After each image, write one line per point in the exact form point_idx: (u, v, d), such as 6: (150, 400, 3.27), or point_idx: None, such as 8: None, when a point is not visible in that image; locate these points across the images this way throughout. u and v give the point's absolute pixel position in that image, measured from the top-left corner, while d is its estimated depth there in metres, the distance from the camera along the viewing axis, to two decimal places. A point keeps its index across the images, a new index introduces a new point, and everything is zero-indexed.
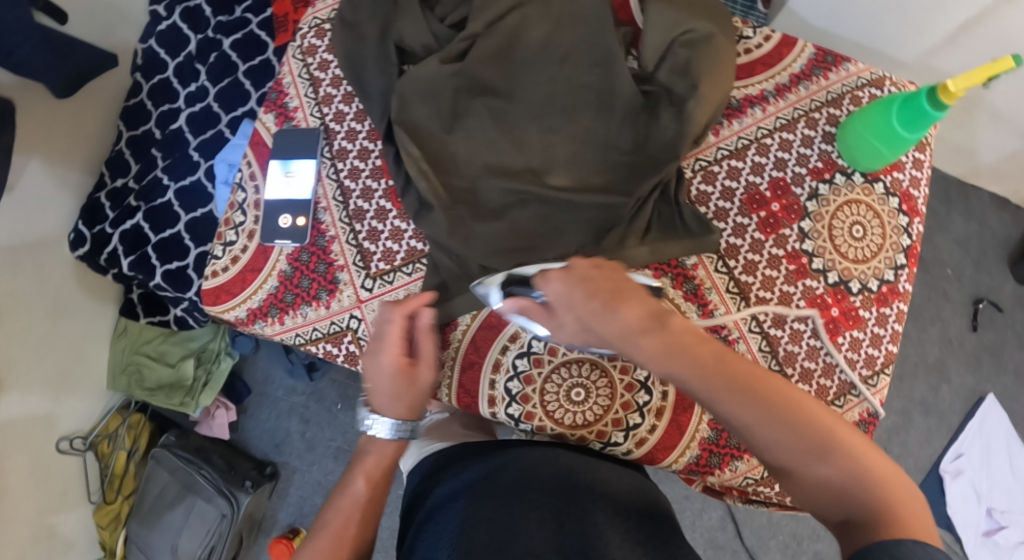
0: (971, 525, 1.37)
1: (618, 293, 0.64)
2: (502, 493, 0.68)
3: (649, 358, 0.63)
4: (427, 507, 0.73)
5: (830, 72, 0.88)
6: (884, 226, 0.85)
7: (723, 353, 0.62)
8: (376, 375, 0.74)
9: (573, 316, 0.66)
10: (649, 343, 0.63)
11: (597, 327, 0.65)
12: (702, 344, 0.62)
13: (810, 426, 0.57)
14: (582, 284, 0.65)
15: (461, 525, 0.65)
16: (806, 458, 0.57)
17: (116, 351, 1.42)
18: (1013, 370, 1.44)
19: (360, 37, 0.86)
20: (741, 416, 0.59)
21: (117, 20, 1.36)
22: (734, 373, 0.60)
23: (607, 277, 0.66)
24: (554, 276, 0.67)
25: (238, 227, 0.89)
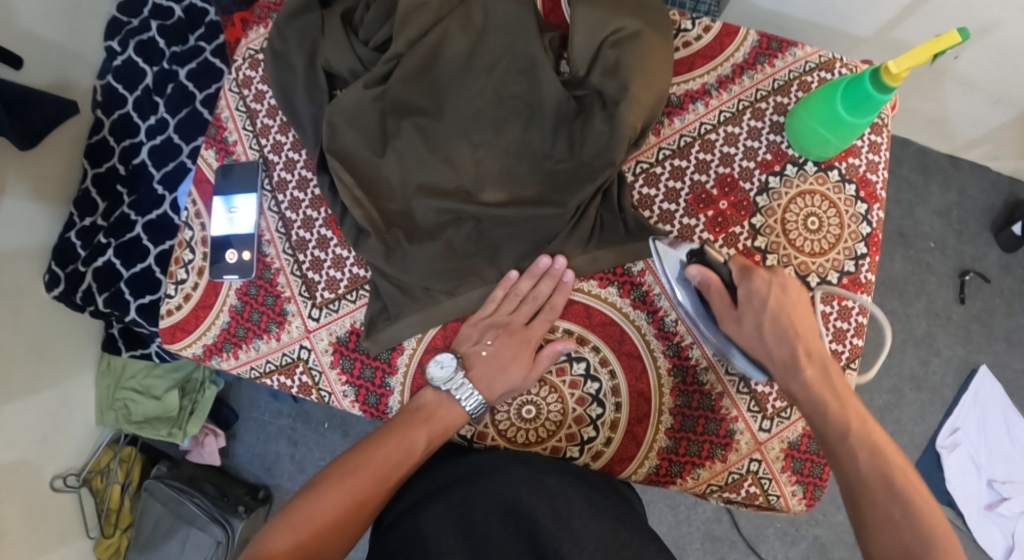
0: (972, 498, 1.35)
1: (800, 321, 0.71)
2: (482, 496, 0.69)
3: (805, 389, 0.68)
4: (398, 504, 0.74)
5: (775, 59, 0.86)
6: (841, 216, 0.83)
7: (869, 419, 0.67)
8: (500, 345, 0.76)
9: (754, 320, 0.71)
10: (807, 380, 0.69)
11: (769, 344, 0.70)
12: (854, 401, 0.68)
13: (927, 515, 0.61)
14: (773, 296, 0.70)
15: (453, 527, 0.67)
16: (911, 533, 0.60)
17: (102, 387, 1.42)
18: (1004, 338, 1.41)
19: (288, 66, 0.85)
20: (866, 466, 0.64)
21: (72, 61, 1.33)
22: (878, 439, 0.65)
23: (794, 305, 0.71)
24: (757, 271, 0.71)
25: (187, 265, 0.89)
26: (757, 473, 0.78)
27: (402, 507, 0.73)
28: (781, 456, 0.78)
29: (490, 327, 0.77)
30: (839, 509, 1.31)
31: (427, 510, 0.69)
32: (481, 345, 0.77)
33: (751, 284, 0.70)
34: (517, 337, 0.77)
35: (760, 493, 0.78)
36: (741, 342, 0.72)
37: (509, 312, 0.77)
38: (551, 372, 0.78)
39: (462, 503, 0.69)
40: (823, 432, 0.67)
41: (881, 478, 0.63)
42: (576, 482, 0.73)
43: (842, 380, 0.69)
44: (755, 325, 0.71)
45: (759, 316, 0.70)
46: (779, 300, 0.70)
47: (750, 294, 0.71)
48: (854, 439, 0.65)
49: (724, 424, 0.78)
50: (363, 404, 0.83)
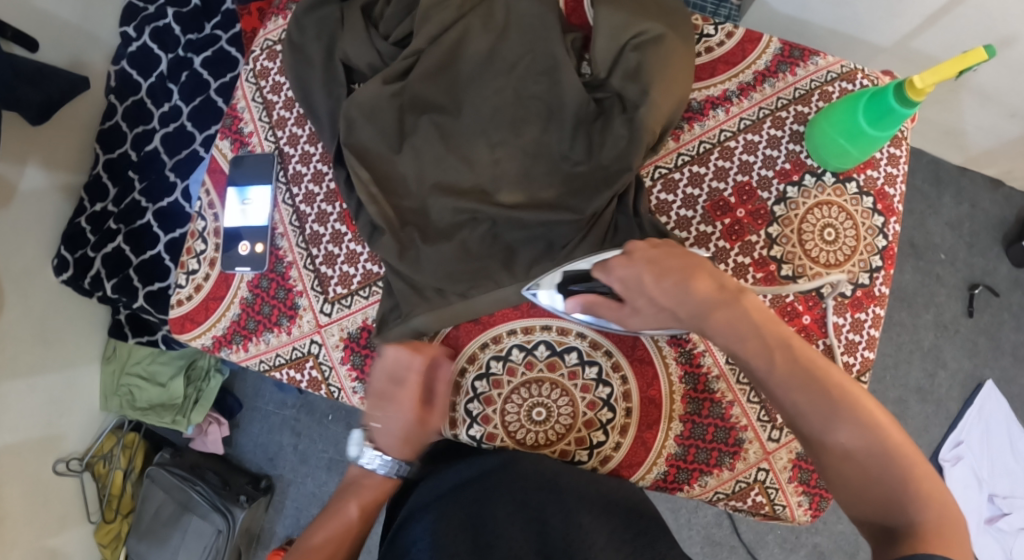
0: (973, 513, 1.35)
1: (691, 274, 0.68)
2: (492, 495, 0.70)
3: (721, 332, 0.66)
4: (404, 508, 0.74)
5: (797, 68, 0.85)
6: (857, 228, 0.82)
7: (792, 339, 0.64)
8: (388, 419, 0.76)
9: (646, 300, 0.70)
10: (721, 319, 0.66)
11: (672, 305, 0.69)
12: (773, 327, 0.65)
13: (876, 428, 0.60)
14: (649, 266, 0.68)
15: (461, 524, 0.67)
16: (865, 455, 0.59)
17: (107, 373, 1.43)
18: (1011, 352, 1.41)
19: (306, 59, 0.85)
20: (809, 398, 0.62)
21: (86, 45, 1.33)
22: (806, 361, 0.63)
23: (672, 255, 0.69)
24: (616, 264, 0.71)
25: (199, 256, 0.89)
26: (765, 482, 0.78)
27: (411, 507, 0.73)
28: (789, 466, 0.78)
29: (376, 404, 0.77)
30: (840, 518, 1.31)
31: (436, 511, 0.70)
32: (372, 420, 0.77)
33: (617, 281, 0.70)
34: (394, 404, 0.76)
35: (766, 503, 0.78)
36: (646, 322, 0.72)
37: (386, 385, 0.76)
38: (561, 375, 0.78)
39: (475, 500, 0.70)
40: (750, 369, 0.65)
41: (825, 407, 0.61)
42: (586, 484, 0.73)
43: (760, 310, 0.67)
44: (648, 298, 0.70)
45: (646, 296, 0.70)
46: (657, 272, 0.69)
47: (625, 284, 0.70)
48: (784, 374, 0.63)
49: (733, 432, 0.78)
50: None
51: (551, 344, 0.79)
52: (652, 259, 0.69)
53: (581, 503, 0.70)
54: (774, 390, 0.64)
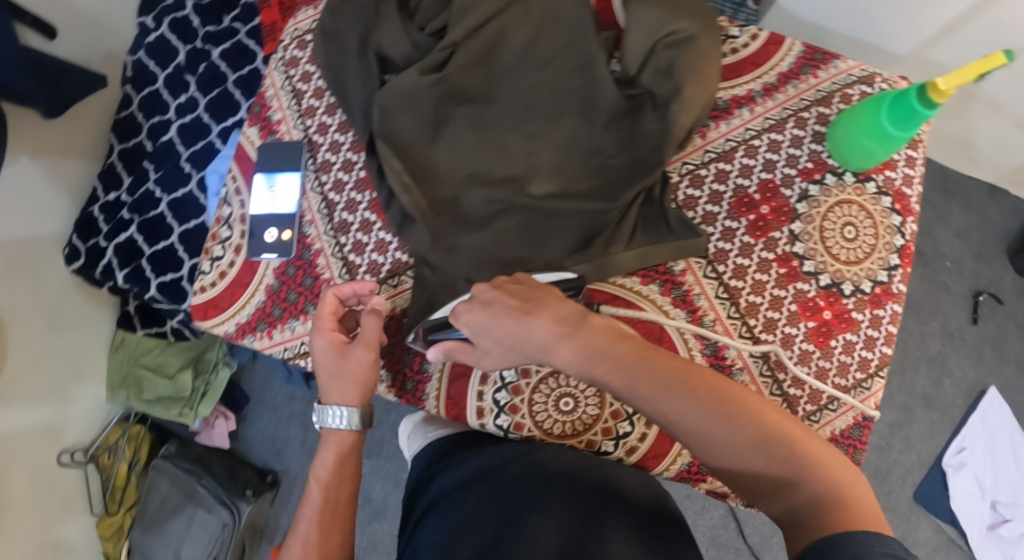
0: (976, 520, 1.37)
1: (537, 309, 0.67)
2: (514, 486, 0.69)
3: (576, 363, 0.66)
4: (425, 497, 0.74)
5: (819, 70, 0.86)
6: (877, 226, 0.83)
7: (647, 352, 0.65)
8: (321, 363, 0.77)
9: (489, 342, 0.68)
10: (573, 349, 0.66)
11: (519, 343, 0.67)
12: (624, 344, 0.66)
13: (747, 419, 0.61)
14: (485, 310, 0.67)
15: (482, 511, 0.67)
16: (751, 454, 0.60)
17: (114, 362, 1.42)
18: (1015, 361, 1.42)
19: (341, 48, 0.86)
20: (683, 414, 0.62)
21: (104, 35, 1.33)
22: (661, 372, 0.64)
23: (514, 293, 0.68)
24: (461, 308, 0.69)
25: (225, 242, 0.89)
26: None
27: (434, 494, 0.73)
28: None
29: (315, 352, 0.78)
30: None
31: (459, 499, 0.69)
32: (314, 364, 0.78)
33: (462, 327, 0.68)
34: (324, 349, 0.76)
35: None
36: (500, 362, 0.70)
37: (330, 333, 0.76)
38: None
39: (497, 490, 0.69)
40: (616, 392, 0.66)
41: (695, 416, 0.62)
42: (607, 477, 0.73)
43: (608, 328, 0.67)
44: (493, 339, 0.68)
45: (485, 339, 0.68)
46: (488, 312, 0.68)
47: (472, 324, 0.69)
48: (644, 391, 0.64)
49: None
50: (400, 391, 0.83)
51: None
52: (492, 300, 0.68)
53: (605, 490, 0.70)
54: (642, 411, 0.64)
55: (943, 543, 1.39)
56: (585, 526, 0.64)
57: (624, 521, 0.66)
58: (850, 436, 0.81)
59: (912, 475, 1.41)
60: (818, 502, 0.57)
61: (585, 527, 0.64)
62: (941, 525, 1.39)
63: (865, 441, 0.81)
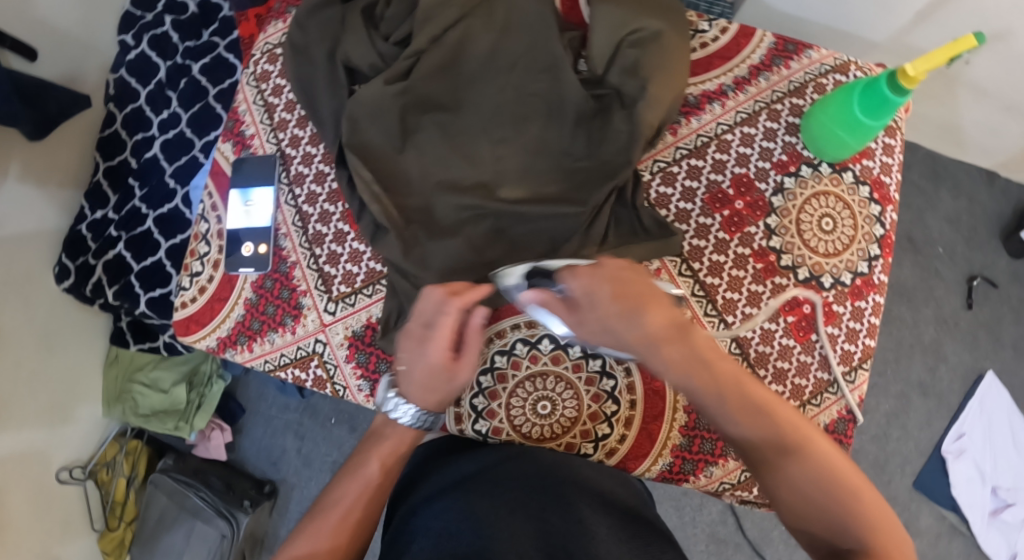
0: (978, 506, 1.36)
1: (647, 303, 0.63)
2: (494, 490, 0.69)
3: (669, 367, 0.63)
4: (409, 500, 0.74)
5: (791, 61, 0.85)
6: (855, 217, 0.82)
7: (741, 373, 0.63)
8: (411, 360, 0.71)
9: (595, 316, 0.64)
10: (670, 353, 0.63)
11: (619, 330, 0.64)
12: (721, 359, 0.63)
13: (820, 458, 0.60)
14: (612, 284, 0.64)
15: (463, 515, 0.66)
16: (804, 477, 0.60)
17: (110, 378, 1.43)
18: (1011, 345, 1.42)
19: (310, 61, 0.86)
20: (743, 415, 0.61)
21: (84, 54, 1.33)
22: (750, 395, 0.62)
23: (636, 279, 0.65)
24: (582, 271, 0.65)
25: (203, 258, 0.89)
26: None
27: (416, 499, 0.73)
28: None
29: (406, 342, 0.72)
30: None
31: (440, 504, 0.69)
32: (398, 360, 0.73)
33: (578, 286, 0.65)
34: (419, 349, 0.70)
35: None
36: (589, 337, 0.67)
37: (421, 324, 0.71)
38: (566, 368, 0.78)
39: (477, 492, 0.69)
40: (697, 406, 0.64)
41: (772, 443, 0.61)
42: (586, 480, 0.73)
43: (710, 342, 0.64)
44: (597, 315, 0.64)
45: (596, 313, 0.64)
46: (613, 287, 0.64)
47: (589, 297, 0.64)
48: (731, 411, 0.62)
49: None
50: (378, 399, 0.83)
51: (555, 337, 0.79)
52: (616, 275, 0.65)
53: (585, 493, 0.70)
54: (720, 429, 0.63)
55: (946, 530, 1.38)
56: (565, 524, 0.64)
57: (604, 521, 0.66)
58: (835, 430, 0.80)
59: (912, 464, 1.39)
60: (856, 548, 0.58)
61: (566, 526, 0.64)
62: (943, 512, 1.38)
63: (850, 434, 0.81)
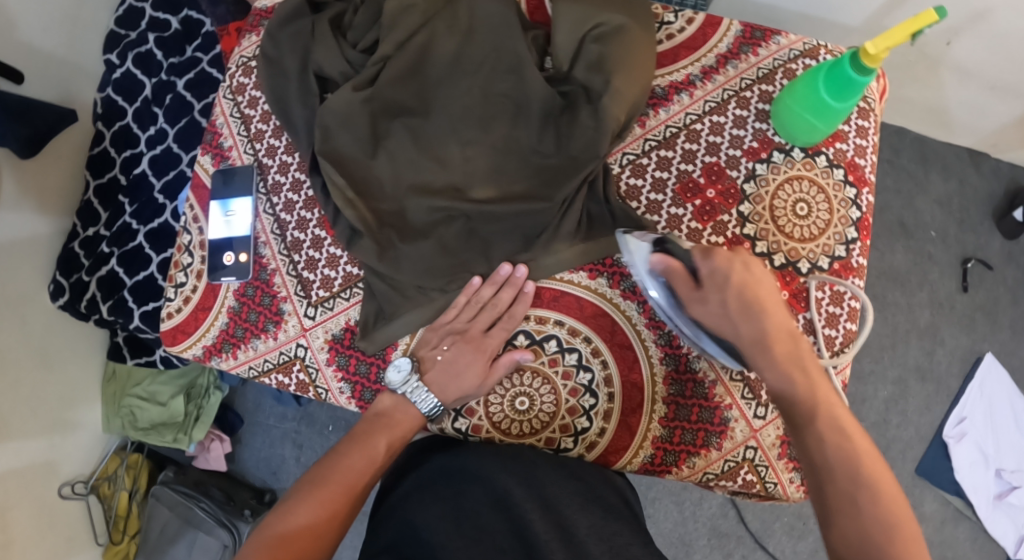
0: (982, 489, 1.34)
1: (766, 302, 0.69)
2: (475, 489, 0.70)
3: (772, 365, 0.68)
4: (387, 501, 0.74)
5: (759, 48, 0.85)
6: (830, 201, 0.82)
7: (836, 401, 0.66)
8: (455, 351, 0.76)
9: (718, 298, 0.70)
10: (778, 353, 0.68)
11: (741, 317, 0.69)
12: (824, 383, 0.67)
13: (890, 499, 0.60)
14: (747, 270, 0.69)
15: (446, 516, 0.67)
16: (865, 499, 0.60)
17: (108, 395, 1.44)
18: (1009, 326, 1.40)
19: (282, 71, 0.87)
20: (823, 423, 0.64)
21: (72, 73, 1.33)
22: (840, 418, 0.64)
23: (762, 279, 0.70)
24: (719, 253, 0.70)
25: (186, 269, 0.90)
26: (753, 460, 0.78)
27: (397, 495, 0.73)
28: (778, 443, 0.78)
29: (448, 334, 0.78)
30: None
31: (422, 502, 0.70)
32: (437, 349, 0.78)
33: (716, 260, 0.70)
34: (473, 344, 0.77)
35: (757, 481, 0.78)
36: (704, 316, 0.71)
37: (468, 319, 0.78)
38: (542, 363, 0.78)
39: (457, 491, 0.70)
40: (787, 412, 0.67)
41: (845, 463, 0.62)
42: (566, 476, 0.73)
43: (814, 365, 0.68)
44: (722, 296, 0.69)
45: (722, 293, 0.69)
46: (744, 274, 0.69)
47: (714, 273, 0.70)
48: (819, 420, 0.64)
49: (718, 412, 0.78)
50: (358, 400, 0.83)
51: (530, 333, 0.79)
52: (752, 265, 0.70)
53: (565, 491, 0.71)
54: (801, 437, 0.65)
55: (951, 515, 1.37)
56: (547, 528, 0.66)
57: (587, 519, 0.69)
58: None
59: (913, 450, 1.38)
60: None
61: (547, 526, 0.66)
62: (947, 497, 1.36)
63: None
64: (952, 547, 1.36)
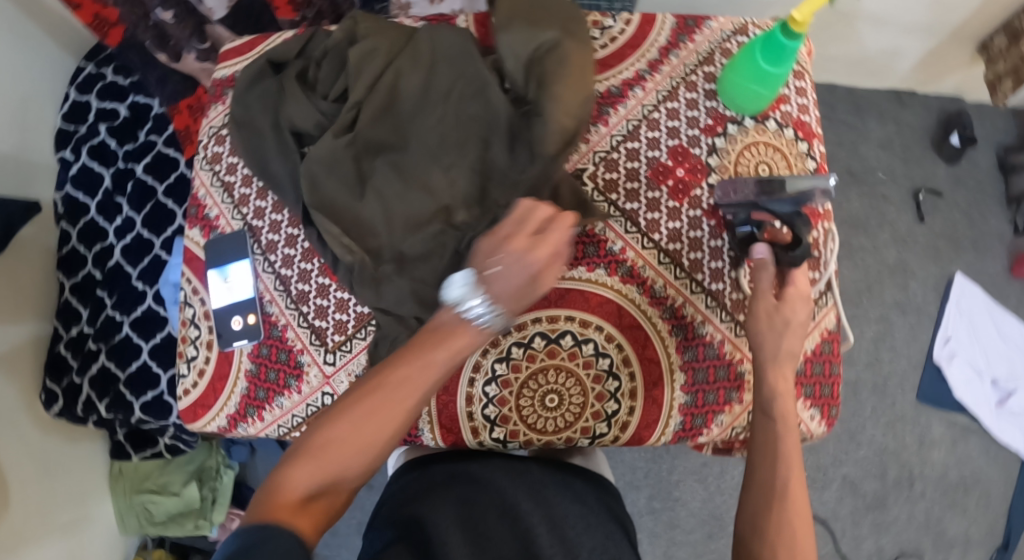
0: (983, 401, 1.43)
1: (786, 330, 0.76)
2: (482, 497, 0.72)
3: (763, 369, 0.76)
4: (395, 495, 0.75)
5: (695, 35, 0.91)
6: (787, 158, 0.89)
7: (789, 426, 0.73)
8: (512, 263, 0.68)
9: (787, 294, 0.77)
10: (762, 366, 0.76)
11: (789, 313, 0.76)
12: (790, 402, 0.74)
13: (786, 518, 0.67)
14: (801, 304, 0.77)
15: (454, 519, 0.68)
16: (778, 508, 0.68)
17: (117, 495, 1.41)
18: (969, 245, 1.50)
19: (257, 132, 0.88)
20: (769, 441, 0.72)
21: (30, 173, 1.31)
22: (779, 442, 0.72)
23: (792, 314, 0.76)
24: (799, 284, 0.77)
25: (195, 342, 0.90)
26: None
27: (400, 493, 0.74)
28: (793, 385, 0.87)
29: (497, 247, 0.69)
30: (860, 444, 1.44)
31: (430, 504, 0.70)
32: (492, 262, 0.68)
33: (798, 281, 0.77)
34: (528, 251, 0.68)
35: None
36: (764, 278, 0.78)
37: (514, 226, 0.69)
38: (563, 359, 0.81)
39: (466, 500, 0.71)
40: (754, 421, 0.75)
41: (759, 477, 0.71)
42: (561, 481, 0.76)
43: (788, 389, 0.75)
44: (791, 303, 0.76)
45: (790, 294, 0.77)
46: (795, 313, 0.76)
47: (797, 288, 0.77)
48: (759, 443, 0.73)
49: (733, 368, 0.83)
50: None
51: (545, 333, 0.81)
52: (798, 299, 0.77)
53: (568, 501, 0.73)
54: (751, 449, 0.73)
55: (959, 434, 1.44)
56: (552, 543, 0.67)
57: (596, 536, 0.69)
58: (822, 352, 0.88)
59: (910, 379, 1.45)
60: None
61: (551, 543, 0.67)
62: (952, 417, 1.44)
63: (837, 352, 0.89)
64: (966, 463, 1.43)
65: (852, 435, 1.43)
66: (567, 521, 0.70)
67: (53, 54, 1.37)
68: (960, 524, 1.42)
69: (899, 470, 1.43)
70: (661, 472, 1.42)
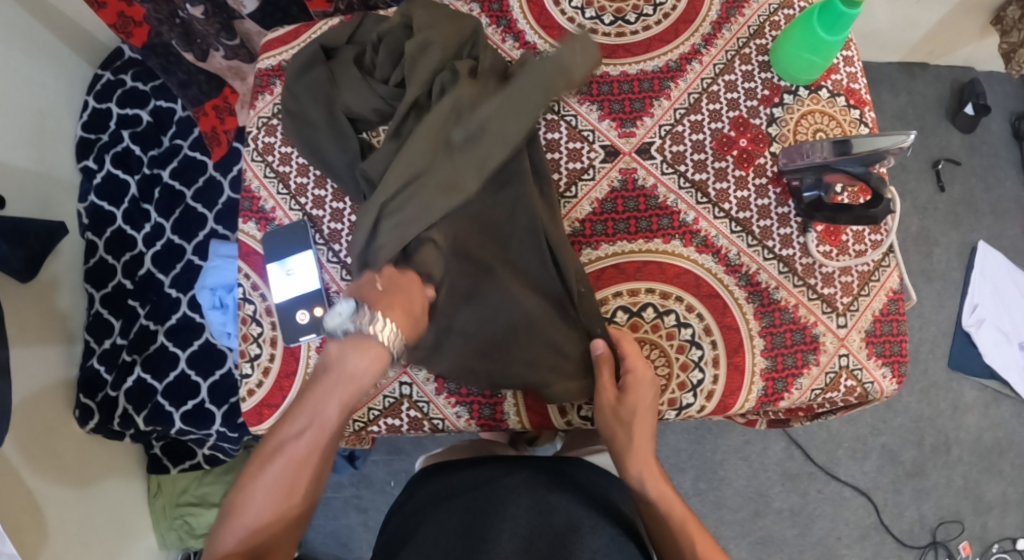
0: (1012, 364, 1.44)
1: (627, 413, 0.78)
2: (482, 502, 0.80)
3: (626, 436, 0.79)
4: (414, 503, 0.86)
5: (744, 9, 0.90)
6: (841, 126, 0.89)
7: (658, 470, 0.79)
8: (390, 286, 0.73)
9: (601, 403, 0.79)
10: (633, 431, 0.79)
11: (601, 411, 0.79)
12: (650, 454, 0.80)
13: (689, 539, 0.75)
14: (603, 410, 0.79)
15: (457, 524, 0.77)
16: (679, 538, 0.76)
17: (156, 509, 1.35)
18: (988, 212, 1.51)
19: (309, 122, 0.86)
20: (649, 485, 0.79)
21: (52, 187, 1.27)
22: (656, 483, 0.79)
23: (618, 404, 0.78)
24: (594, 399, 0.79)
25: (258, 340, 0.87)
26: (849, 366, 0.83)
27: (417, 504, 0.85)
28: (863, 344, 0.84)
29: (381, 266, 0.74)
30: (896, 413, 1.44)
31: (439, 515, 0.79)
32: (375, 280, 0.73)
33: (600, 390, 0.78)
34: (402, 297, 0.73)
35: (857, 384, 0.84)
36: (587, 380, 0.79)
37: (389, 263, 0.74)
38: (646, 331, 0.82)
39: (468, 506, 0.80)
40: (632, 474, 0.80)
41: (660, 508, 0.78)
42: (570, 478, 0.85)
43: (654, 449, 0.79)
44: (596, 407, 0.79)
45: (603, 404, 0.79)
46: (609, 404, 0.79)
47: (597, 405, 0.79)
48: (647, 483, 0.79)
49: (808, 331, 0.83)
50: (478, 418, 0.85)
51: (627, 307, 0.83)
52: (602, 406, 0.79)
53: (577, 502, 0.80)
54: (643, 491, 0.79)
55: (991, 398, 1.45)
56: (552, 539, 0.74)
57: (601, 537, 0.76)
58: (889, 312, 0.85)
59: (941, 346, 1.45)
60: None
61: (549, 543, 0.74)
62: (984, 381, 1.44)
63: (903, 311, 0.86)
64: (999, 426, 1.44)
65: (888, 404, 1.44)
66: (565, 517, 0.77)
67: (67, 63, 1.33)
68: (998, 487, 1.42)
69: (935, 437, 1.43)
70: (703, 453, 1.41)
